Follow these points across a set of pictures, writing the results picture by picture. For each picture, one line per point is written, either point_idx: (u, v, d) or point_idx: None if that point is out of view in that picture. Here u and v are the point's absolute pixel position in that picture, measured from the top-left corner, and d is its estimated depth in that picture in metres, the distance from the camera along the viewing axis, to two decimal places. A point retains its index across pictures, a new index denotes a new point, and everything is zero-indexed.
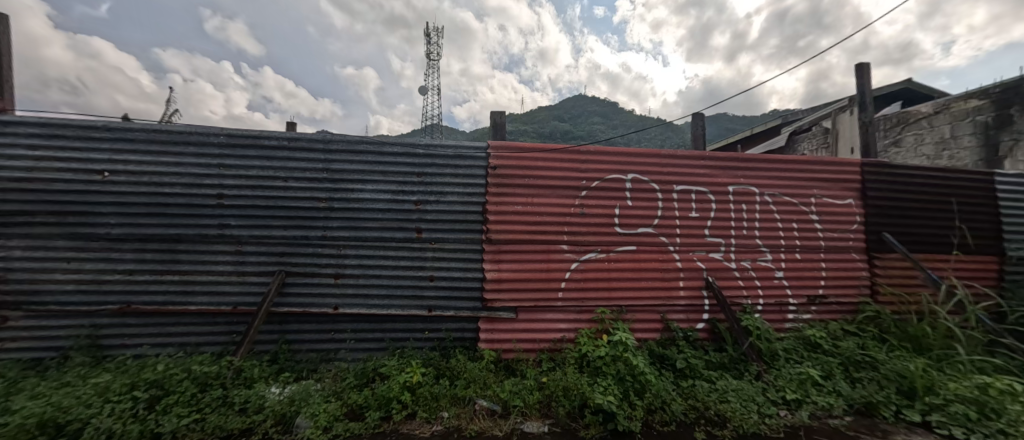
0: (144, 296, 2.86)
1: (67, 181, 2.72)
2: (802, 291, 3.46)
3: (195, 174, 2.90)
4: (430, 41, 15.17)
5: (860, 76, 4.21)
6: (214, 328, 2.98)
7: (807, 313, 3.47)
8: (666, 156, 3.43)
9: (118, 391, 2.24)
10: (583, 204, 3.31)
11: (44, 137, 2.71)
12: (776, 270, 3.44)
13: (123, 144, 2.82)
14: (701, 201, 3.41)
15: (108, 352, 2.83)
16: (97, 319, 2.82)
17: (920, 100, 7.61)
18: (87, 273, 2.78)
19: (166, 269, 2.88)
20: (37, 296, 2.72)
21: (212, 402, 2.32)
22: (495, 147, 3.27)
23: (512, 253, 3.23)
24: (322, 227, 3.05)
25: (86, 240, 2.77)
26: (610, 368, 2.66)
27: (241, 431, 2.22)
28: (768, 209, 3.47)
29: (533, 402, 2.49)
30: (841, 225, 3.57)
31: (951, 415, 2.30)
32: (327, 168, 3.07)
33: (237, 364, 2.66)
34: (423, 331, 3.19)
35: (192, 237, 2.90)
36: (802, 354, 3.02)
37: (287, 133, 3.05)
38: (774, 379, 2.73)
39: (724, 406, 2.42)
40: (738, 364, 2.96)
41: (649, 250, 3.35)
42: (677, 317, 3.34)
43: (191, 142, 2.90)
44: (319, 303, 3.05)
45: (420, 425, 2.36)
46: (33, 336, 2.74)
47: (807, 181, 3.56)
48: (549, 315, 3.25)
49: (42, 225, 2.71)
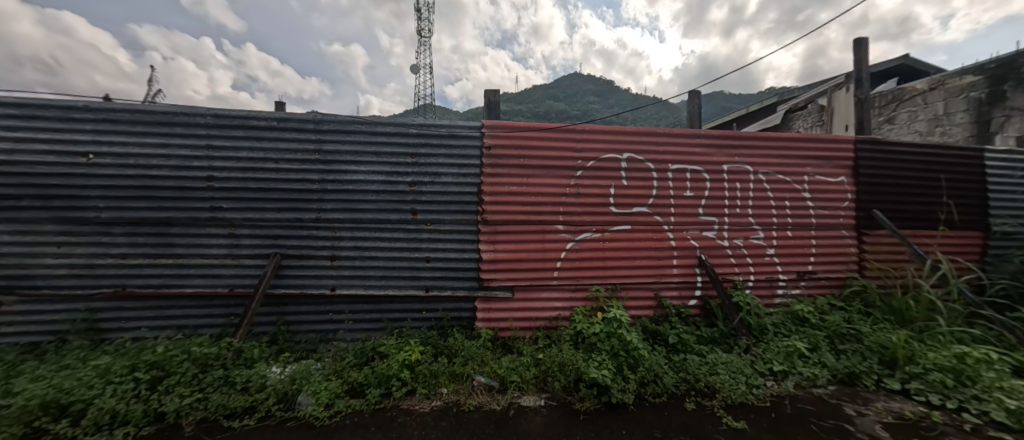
0: (139, 279, 2.85)
1: (51, 164, 2.65)
2: (792, 267, 3.53)
3: (183, 156, 2.83)
4: (422, 17, 14.66)
5: (858, 51, 4.15)
6: (211, 310, 2.99)
7: (796, 289, 3.55)
8: (661, 135, 3.40)
9: (119, 373, 2.27)
10: (578, 184, 3.29)
11: (22, 118, 2.62)
12: (768, 247, 3.49)
13: (107, 125, 2.73)
14: (695, 180, 3.41)
15: (105, 335, 2.85)
16: (92, 303, 2.82)
17: (916, 76, 7.55)
18: (79, 257, 2.76)
19: (160, 253, 2.86)
20: (30, 280, 2.71)
21: (214, 382, 2.36)
22: (490, 126, 3.22)
23: (508, 233, 3.24)
24: (317, 209, 3.03)
25: (76, 224, 2.73)
26: (605, 344, 2.73)
27: (244, 409, 2.27)
28: (761, 188, 3.48)
29: (530, 377, 2.56)
30: (832, 203, 3.61)
31: (929, 383, 2.40)
32: (318, 149, 3.01)
33: (236, 345, 2.68)
34: (422, 310, 3.23)
35: (183, 220, 2.86)
36: (790, 329, 3.11)
37: (274, 113, 2.96)
38: (762, 352, 2.81)
39: (714, 379, 2.49)
40: (728, 338, 3.04)
41: (643, 229, 3.38)
42: (670, 294, 3.41)
43: (177, 122, 2.82)
44: (316, 284, 3.06)
45: (420, 401, 2.42)
46: (28, 320, 2.75)
47: (802, 159, 3.57)
48: (545, 294, 3.30)
49: (30, 209, 2.66)
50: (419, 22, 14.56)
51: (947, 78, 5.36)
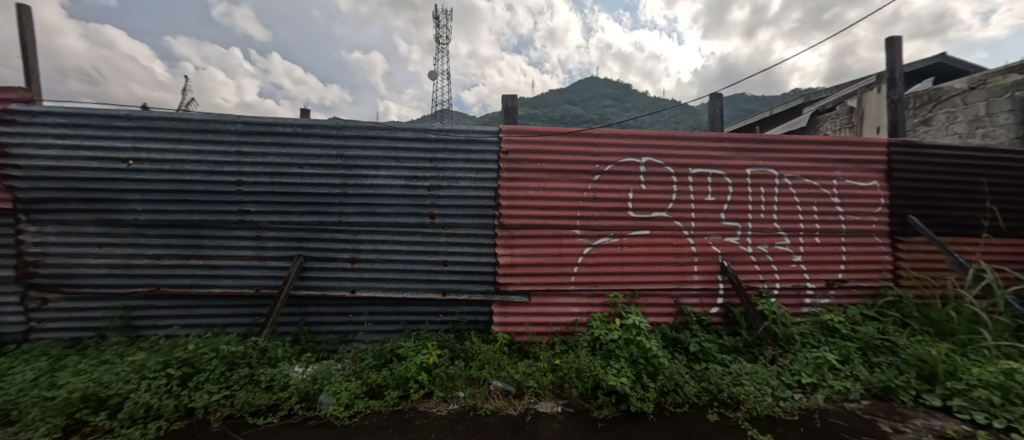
0: (171, 279, 2.98)
1: (94, 170, 2.82)
2: (821, 275, 3.40)
3: (214, 162, 2.96)
4: (439, 24, 14.93)
5: (890, 50, 3.97)
6: (237, 310, 3.10)
7: (825, 297, 3.41)
8: (681, 138, 3.33)
9: (153, 369, 2.37)
10: (596, 189, 3.27)
11: (70, 127, 2.81)
12: (794, 254, 3.37)
13: (145, 132, 2.88)
14: (717, 184, 3.32)
15: (140, 333, 3.00)
16: (128, 301, 2.97)
17: (954, 74, 7.16)
18: (117, 257, 2.91)
19: (191, 253, 2.98)
20: (75, 279, 2.90)
21: (241, 380, 2.44)
22: (507, 131, 3.23)
23: (525, 237, 3.24)
24: (338, 212, 3.11)
25: (115, 225, 2.89)
26: (623, 351, 2.70)
27: (268, 407, 2.33)
28: (787, 192, 3.37)
29: (546, 383, 2.54)
30: (864, 208, 3.45)
31: (973, 400, 2.25)
32: (341, 154, 3.09)
33: (262, 344, 2.77)
34: (439, 313, 3.26)
35: (213, 222, 2.99)
36: (819, 339, 2.99)
37: (299, 119, 3.06)
38: (789, 363, 2.70)
39: (739, 389, 2.40)
40: (753, 348, 2.95)
41: (662, 234, 3.32)
42: (691, 302, 3.33)
43: (209, 129, 2.96)
44: (337, 286, 3.14)
45: (437, 404, 2.43)
46: (73, 316, 2.94)
47: (830, 162, 3.43)
48: (562, 299, 3.28)
49: (75, 211, 2.84)
50: (437, 29, 14.84)
51: (989, 77, 5.05)
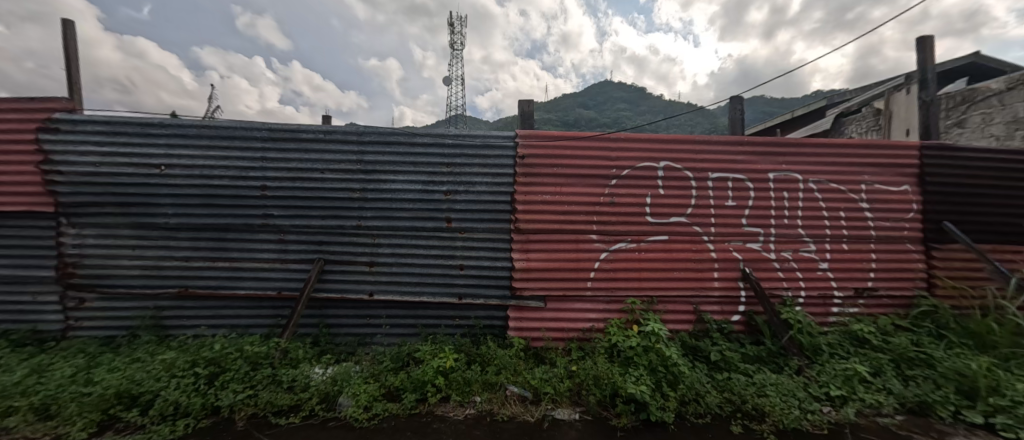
0: (198, 280, 3.09)
1: (129, 175, 2.96)
2: (849, 283, 3.28)
3: (241, 167, 3.06)
4: (454, 31, 15.13)
5: (920, 50, 3.82)
6: (260, 311, 3.18)
7: (854, 307, 3.29)
8: (700, 142, 3.28)
9: (181, 367, 2.46)
10: (613, 193, 3.24)
11: (108, 134, 2.95)
12: (821, 261, 3.26)
13: (177, 139, 3.01)
14: (738, 189, 3.25)
15: (169, 332, 3.11)
16: (159, 302, 3.09)
17: (989, 73, 6.84)
18: (149, 258, 3.03)
19: (217, 256, 3.09)
20: (110, 279, 3.03)
21: (264, 380, 2.50)
22: (523, 136, 3.24)
23: (542, 242, 3.23)
24: (357, 216, 3.17)
25: (148, 228, 3.02)
26: (642, 358, 2.66)
27: (290, 407, 2.38)
28: (812, 197, 3.27)
29: (563, 390, 2.51)
30: (895, 214, 3.31)
31: (1019, 418, 2.12)
32: (360, 160, 3.16)
33: (284, 345, 2.83)
34: (455, 317, 3.28)
35: (239, 226, 3.09)
36: (849, 350, 2.88)
37: (321, 126, 3.14)
38: (816, 374, 2.61)
39: (763, 401, 2.32)
40: (777, 358, 2.86)
41: (680, 239, 3.26)
42: (711, 309, 3.26)
43: (237, 136, 3.06)
44: (355, 289, 3.19)
45: (454, 408, 2.44)
46: (107, 315, 3.07)
47: (858, 166, 3.31)
48: (578, 305, 3.25)
49: (111, 215, 2.98)
50: (451, 35, 15.04)
51: None
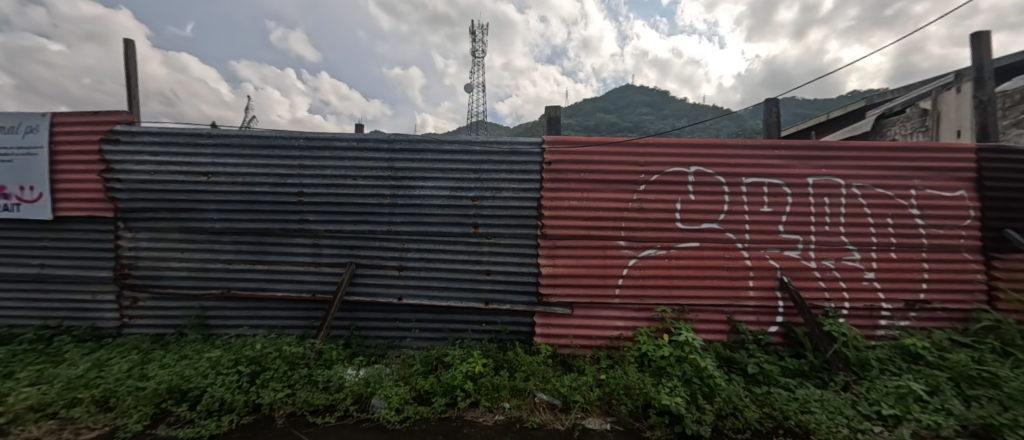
0: (239, 282, 3.24)
1: (180, 182, 3.15)
2: (897, 295, 3.10)
3: (280, 175, 3.20)
4: (475, 39, 15.38)
5: (975, 46, 3.59)
6: (296, 312, 3.30)
7: (904, 320, 3.11)
8: (733, 146, 3.18)
9: (226, 365, 2.58)
10: (642, 199, 3.19)
11: (162, 144, 3.17)
12: (866, 271, 3.09)
13: (223, 148, 3.19)
14: (774, 194, 3.14)
15: (212, 331, 3.28)
16: (203, 302, 3.27)
17: None
18: (196, 261, 3.22)
19: (257, 259, 3.24)
20: (160, 280, 3.23)
21: (301, 379, 2.59)
22: (550, 142, 3.25)
23: (569, 248, 3.22)
24: (387, 222, 3.25)
25: (195, 232, 3.20)
26: (675, 369, 2.62)
27: (326, 407, 2.45)
28: (855, 203, 3.11)
29: (593, 399, 2.47)
30: (949, 221, 3.11)
31: None
32: (391, 166, 3.25)
33: (318, 346, 2.92)
34: (482, 323, 3.30)
35: (278, 230, 3.23)
36: (900, 367, 2.71)
37: (354, 134, 3.26)
38: (865, 392, 2.46)
39: (806, 418, 2.20)
40: (821, 372, 2.73)
41: (713, 246, 3.17)
42: (745, 319, 3.14)
43: (276, 145, 3.22)
44: (386, 293, 3.28)
45: (484, 414, 2.44)
46: (158, 313, 3.27)
47: (907, 171, 3.12)
48: (606, 312, 3.21)
49: (163, 219, 3.19)
50: (472, 44, 15.30)
51: None
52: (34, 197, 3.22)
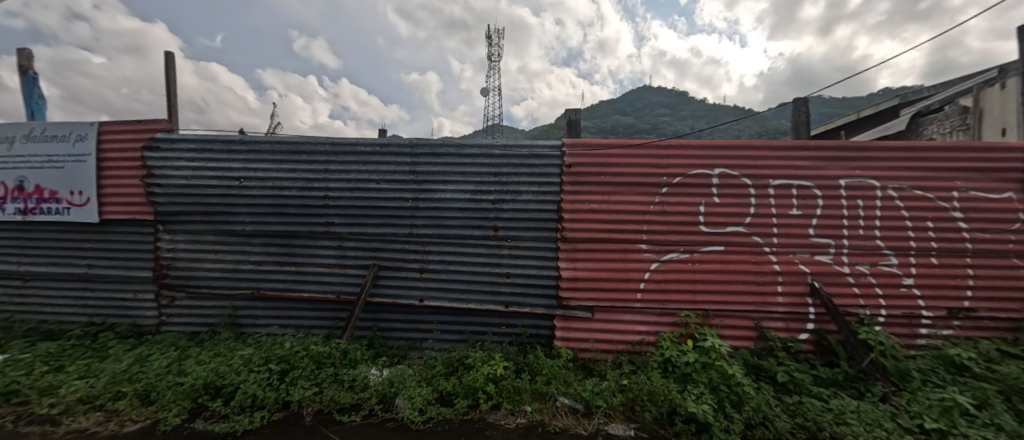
0: (269, 283, 3.36)
1: (214, 187, 3.30)
2: (939, 303, 2.95)
3: (307, 179, 3.31)
4: (491, 43, 15.52)
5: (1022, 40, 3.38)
6: (321, 313, 3.40)
7: (947, 329, 2.97)
8: (760, 147, 3.10)
9: (257, 363, 2.68)
10: (664, 202, 3.14)
11: (198, 151, 3.33)
12: (904, 277, 2.96)
13: (254, 154, 3.32)
14: (803, 197, 3.04)
15: (243, 330, 3.41)
16: (235, 302, 3.40)
17: None
18: (228, 262, 3.35)
19: (285, 260, 3.35)
20: (196, 280, 3.38)
21: (327, 378, 2.66)
22: (571, 145, 3.24)
23: (589, 252, 3.20)
24: (409, 224, 3.31)
25: (228, 235, 3.34)
26: (701, 376, 2.58)
27: (351, 406, 2.50)
28: (892, 205, 2.97)
29: (616, 404, 2.44)
30: (997, 225, 2.93)
31: None
32: (413, 170, 3.31)
33: (344, 346, 3.00)
34: (502, 325, 3.32)
35: (304, 233, 3.33)
36: (943, 379, 2.57)
37: (378, 139, 3.34)
38: (906, 404, 2.34)
39: (842, 429, 2.11)
40: (856, 383, 2.62)
41: (738, 250, 3.09)
42: (774, 326, 3.05)
43: (304, 150, 3.33)
44: (407, 294, 3.33)
45: (505, 417, 2.45)
46: (193, 312, 3.43)
47: (948, 172, 2.97)
48: (628, 317, 3.17)
49: (198, 222, 3.34)
50: (489, 48, 15.43)
51: None
52: (83, 201, 3.44)
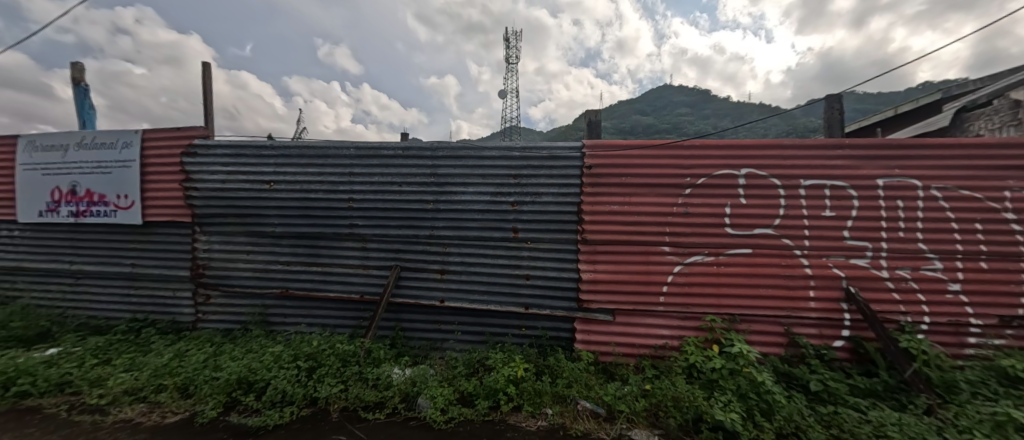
0: (296, 282, 3.49)
1: (247, 190, 3.46)
2: (991, 311, 2.77)
3: (332, 182, 3.41)
4: (509, 46, 15.59)
5: None
6: (345, 312, 3.49)
7: (1000, 339, 2.77)
8: (789, 146, 2.98)
9: (286, 360, 2.78)
10: (687, 203, 3.07)
11: (232, 156, 3.49)
12: (950, 282, 2.78)
13: (282, 158, 3.45)
14: (837, 197, 2.91)
15: (273, 327, 3.56)
16: (265, 300, 3.54)
17: None
18: (259, 262, 3.50)
19: (312, 261, 3.46)
20: (229, 279, 3.55)
21: (352, 376, 2.73)
22: (590, 146, 3.22)
23: (610, 254, 3.16)
24: (430, 226, 3.37)
25: (259, 236, 3.49)
26: (728, 383, 2.51)
27: (375, 403, 2.56)
28: (935, 206, 2.80)
29: (639, 409, 2.40)
30: None
31: None
32: (433, 173, 3.36)
33: (367, 345, 3.07)
34: (521, 327, 3.32)
35: (330, 234, 3.44)
36: (995, 392, 2.39)
37: (400, 143, 3.41)
38: (954, 418, 2.19)
39: None
40: (897, 394, 2.48)
41: (767, 253, 2.98)
42: (806, 332, 2.94)
43: (329, 154, 3.44)
44: (428, 295, 3.38)
45: (526, 419, 2.45)
46: (227, 310, 3.59)
47: (1000, 170, 2.77)
48: (650, 320, 3.11)
49: (231, 224, 3.50)
50: (506, 50, 15.52)
51: None
52: (127, 204, 3.66)
